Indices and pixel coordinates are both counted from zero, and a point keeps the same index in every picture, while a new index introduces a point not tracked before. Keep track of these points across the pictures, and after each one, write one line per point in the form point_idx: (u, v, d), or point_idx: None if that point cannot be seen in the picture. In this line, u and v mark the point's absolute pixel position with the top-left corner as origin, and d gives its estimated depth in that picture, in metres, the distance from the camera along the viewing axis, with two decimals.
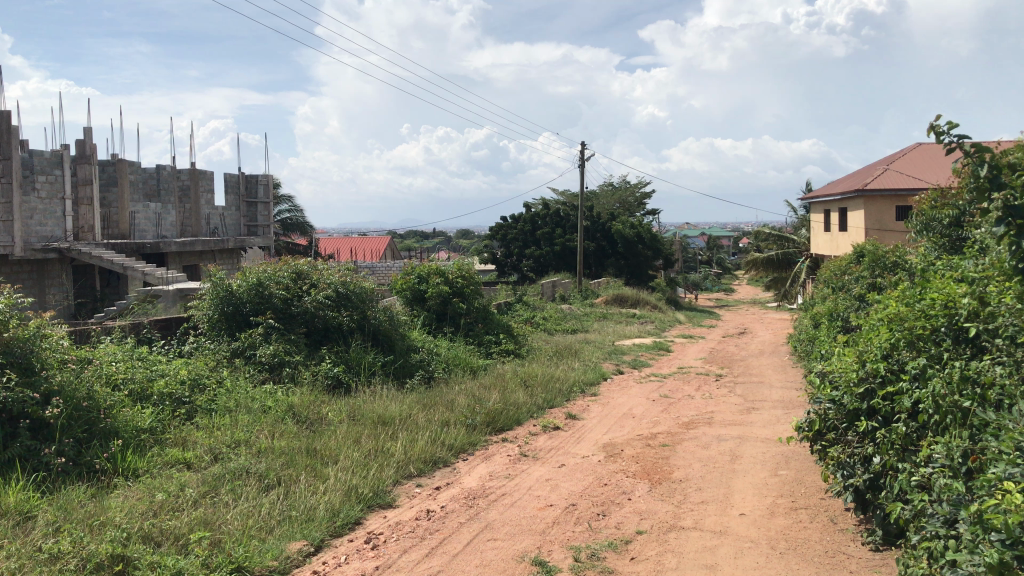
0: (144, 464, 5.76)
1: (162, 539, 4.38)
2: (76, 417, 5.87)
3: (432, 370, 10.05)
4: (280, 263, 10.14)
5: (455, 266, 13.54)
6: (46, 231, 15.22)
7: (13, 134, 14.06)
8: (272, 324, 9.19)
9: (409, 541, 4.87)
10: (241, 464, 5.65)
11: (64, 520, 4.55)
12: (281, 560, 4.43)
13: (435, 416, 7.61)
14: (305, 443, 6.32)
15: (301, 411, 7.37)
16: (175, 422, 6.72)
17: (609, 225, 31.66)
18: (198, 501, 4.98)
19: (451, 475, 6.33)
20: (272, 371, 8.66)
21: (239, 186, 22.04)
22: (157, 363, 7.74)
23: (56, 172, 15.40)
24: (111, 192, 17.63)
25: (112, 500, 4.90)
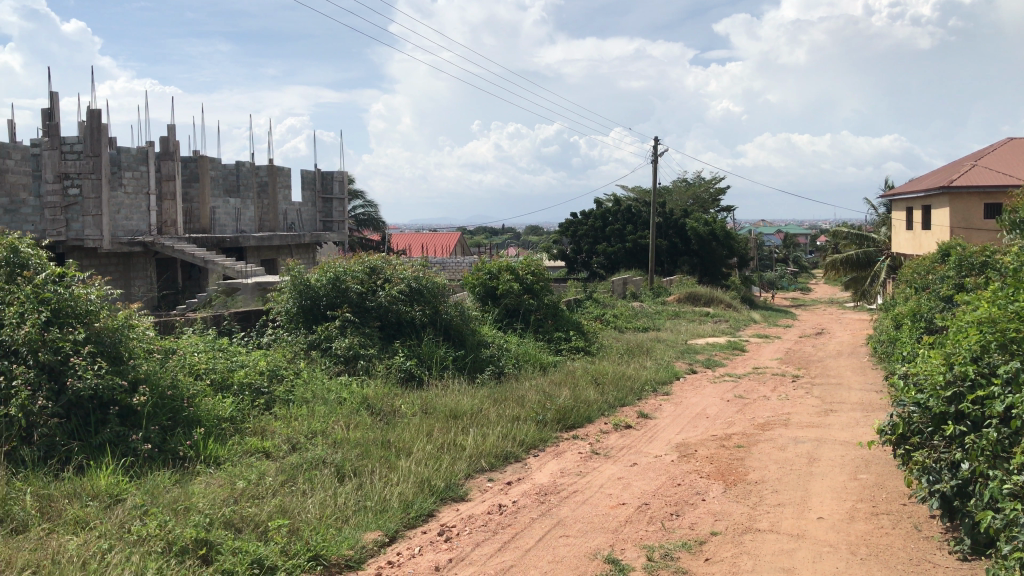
0: (225, 452, 5.94)
1: (243, 525, 4.51)
2: (161, 404, 6.09)
3: (503, 365, 10.08)
4: (356, 258, 10.32)
5: (526, 263, 13.54)
6: (132, 225, 15.76)
7: (103, 133, 14.78)
8: (348, 318, 9.36)
9: (481, 535, 4.91)
10: (318, 454, 5.78)
11: (151, 503, 4.71)
12: (356, 549, 4.51)
13: (506, 411, 7.65)
14: (379, 435, 6.42)
15: (375, 403, 7.49)
16: (254, 411, 6.91)
17: (682, 222, 31.28)
18: (277, 490, 5.11)
19: (522, 471, 6.35)
20: (347, 364, 8.81)
21: (315, 182, 22.48)
22: (237, 354, 7.98)
23: (142, 167, 15.95)
24: (193, 187, 18.17)
25: (195, 486, 5.06)
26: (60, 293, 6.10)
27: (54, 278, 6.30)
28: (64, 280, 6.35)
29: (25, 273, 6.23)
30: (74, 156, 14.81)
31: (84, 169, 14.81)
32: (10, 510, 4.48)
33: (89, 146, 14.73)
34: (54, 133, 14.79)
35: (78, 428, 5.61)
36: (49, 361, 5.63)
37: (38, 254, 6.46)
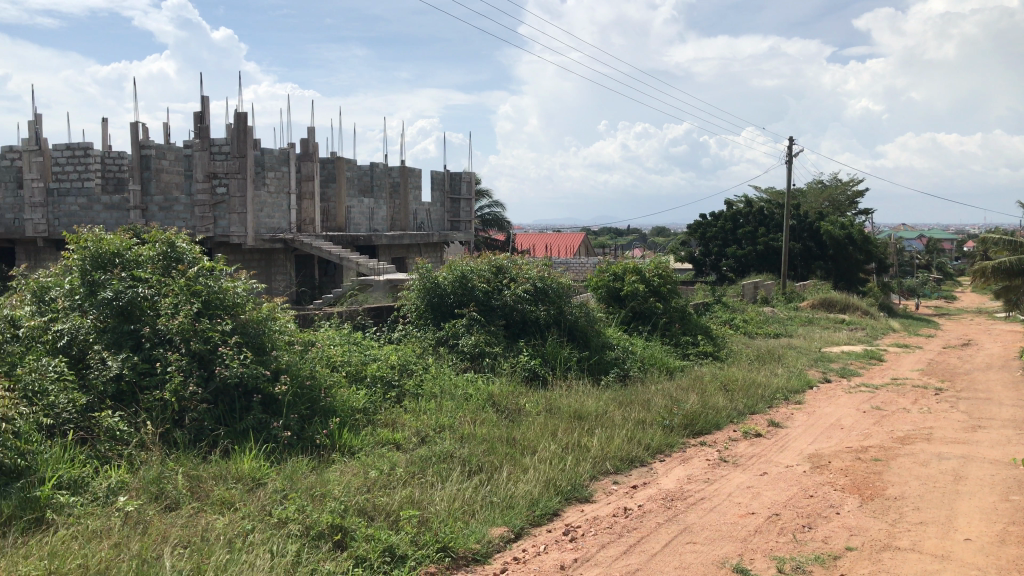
0: (358, 442, 6.15)
1: (376, 513, 4.67)
2: (300, 394, 6.37)
3: (629, 368, 10.00)
4: (484, 258, 10.49)
5: (653, 264, 13.38)
6: (273, 223, 16.54)
7: (248, 134, 15.58)
8: (475, 316, 9.53)
9: (607, 537, 4.90)
10: (447, 448, 5.91)
11: (290, 488, 4.94)
12: (483, 543, 4.59)
13: (632, 414, 7.60)
14: (505, 432, 6.51)
15: (500, 400, 7.59)
16: (385, 404, 7.13)
17: (817, 225, 30.18)
18: (408, 480, 5.27)
19: (648, 475, 6.29)
20: (473, 361, 8.98)
21: (444, 182, 22.97)
22: (370, 348, 8.28)
23: (283, 168, 16.70)
24: (330, 187, 18.88)
25: (331, 473, 5.28)
26: (210, 286, 6.53)
27: (205, 272, 6.74)
28: (214, 275, 6.79)
29: (180, 267, 6.70)
30: (222, 157, 15.72)
31: (231, 169, 15.70)
32: (164, 488, 4.81)
33: (236, 147, 15.60)
34: (205, 135, 15.73)
35: (225, 414, 5.96)
36: (200, 350, 6.03)
37: (192, 249, 6.93)
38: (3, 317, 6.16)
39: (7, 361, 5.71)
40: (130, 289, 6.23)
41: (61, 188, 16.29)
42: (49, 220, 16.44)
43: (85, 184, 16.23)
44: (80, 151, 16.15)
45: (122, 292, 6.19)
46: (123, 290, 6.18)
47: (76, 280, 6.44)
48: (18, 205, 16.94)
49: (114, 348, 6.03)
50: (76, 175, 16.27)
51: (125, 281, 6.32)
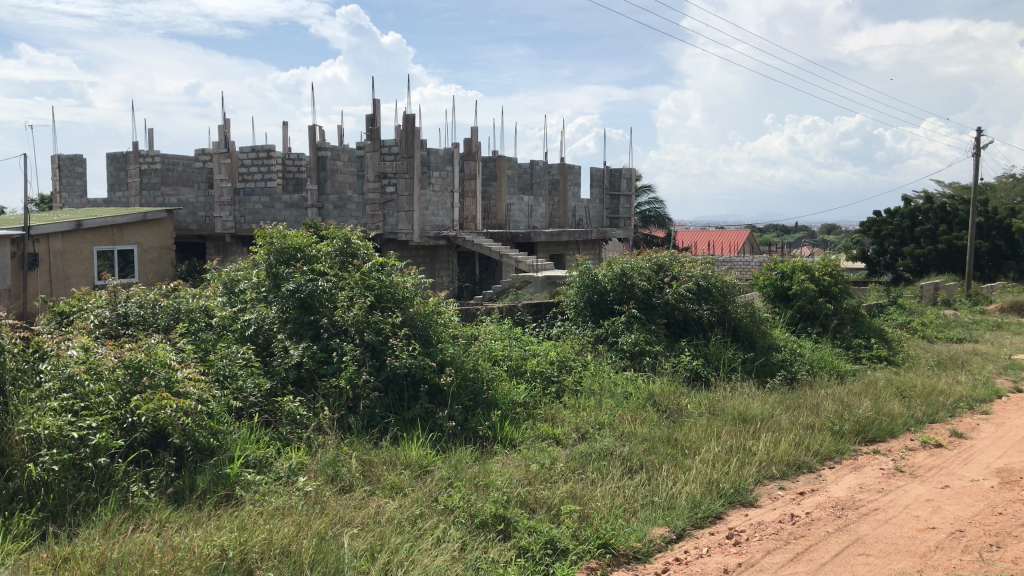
0: (520, 435, 6.25)
1: (537, 506, 4.75)
2: (464, 385, 6.55)
3: (796, 370, 9.62)
4: (645, 255, 10.39)
5: (824, 263, 12.79)
6: (438, 220, 16.99)
7: (415, 135, 16.13)
8: (634, 313, 9.49)
9: (773, 543, 4.76)
10: (607, 445, 5.92)
11: (456, 477, 5.11)
12: (644, 542, 4.55)
13: (799, 419, 7.33)
14: (665, 432, 6.44)
15: (661, 400, 7.51)
16: (545, 399, 7.22)
17: (1008, 222, 27.91)
18: (568, 475, 5.32)
19: (816, 482, 6.05)
20: (633, 360, 8.93)
21: (604, 179, 22.95)
22: (530, 343, 8.41)
23: (448, 167, 17.07)
24: (491, 185, 19.27)
25: (494, 464, 5.41)
26: (382, 280, 6.88)
27: (378, 266, 7.08)
28: (386, 269, 7.10)
29: (354, 262, 7.06)
30: (391, 157, 16.32)
31: (399, 169, 16.27)
32: (339, 470, 5.09)
33: (404, 147, 16.14)
34: (375, 137, 16.42)
35: (394, 402, 6.23)
36: (373, 341, 6.36)
37: (366, 245, 7.28)
38: (199, 307, 6.80)
39: (201, 347, 6.23)
40: (310, 282, 6.67)
41: (246, 188, 17.55)
42: (236, 217, 17.70)
43: (267, 184, 17.39)
44: (263, 152, 17.37)
45: (303, 285, 6.63)
46: (305, 282, 6.63)
47: (263, 274, 6.96)
48: (208, 203, 18.35)
49: (295, 337, 6.46)
50: (259, 176, 17.48)
51: (306, 275, 6.78)
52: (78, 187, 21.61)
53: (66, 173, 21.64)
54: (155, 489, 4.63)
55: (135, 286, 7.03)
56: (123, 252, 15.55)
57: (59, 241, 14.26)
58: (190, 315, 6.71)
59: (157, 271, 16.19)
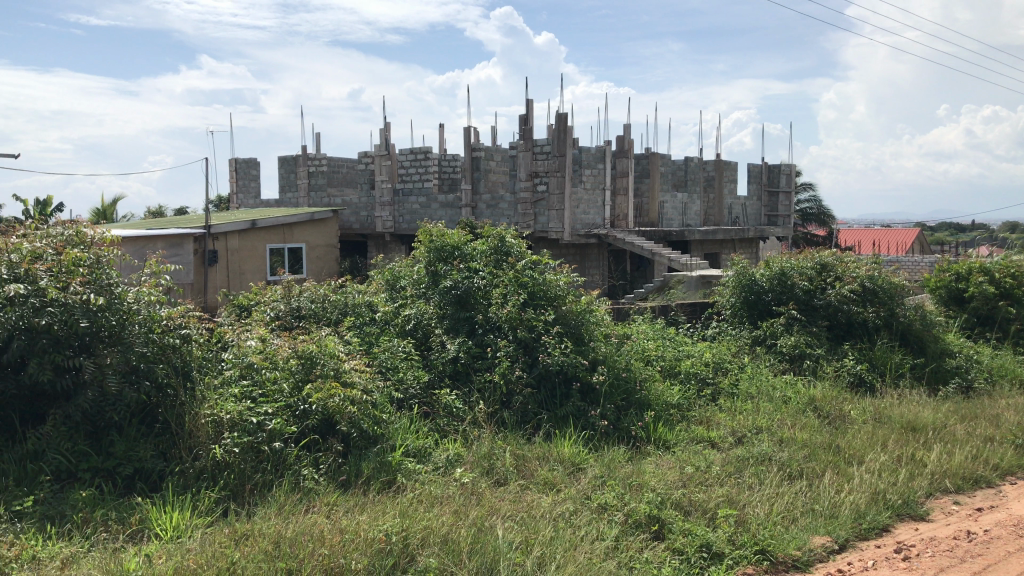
0: (673, 437, 6.16)
1: (692, 509, 4.69)
2: (617, 385, 6.53)
3: (972, 379, 8.99)
4: (806, 254, 9.98)
5: (1005, 263, 11.86)
6: (589, 219, 16.92)
7: (568, 134, 16.16)
8: (794, 315, 9.18)
9: (946, 560, 4.48)
10: (765, 450, 5.75)
11: (609, 476, 5.12)
12: (805, 551, 4.40)
13: (977, 430, 6.85)
14: (827, 439, 6.20)
15: (822, 405, 7.22)
16: (699, 401, 7.11)
17: None
18: (724, 479, 5.22)
19: (995, 498, 5.64)
20: (792, 363, 8.65)
21: (761, 175, 22.28)
22: (684, 343, 8.29)
23: (599, 165, 16.97)
24: (644, 182, 19.09)
25: (647, 465, 5.38)
26: (535, 278, 6.98)
27: (532, 264, 7.18)
28: (539, 267, 7.19)
29: (509, 260, 7.19)
30: (544, 156, 16.40)
31: (551, 168, 16.33)
32: (493, 463, 5.21)
33: (556, 146, 16.17)
34: (528, 136, 16.59)
35: (547, 399, 6.30)
36: (526, 338, 6.46)
37: (520, 244, 7.38)
38: (364, 303, 7.15)
39: (366, 340, 6.58)
40: (467, 279, 6.87)
41: (405, 189, 18.21)
42: (395, 217, 18.41)
43: (424, 184, 17.98)
44: (422, 154, 17.98)
45: (460, 283, 6.84)
46: (461, 280, 6.84)
47: (423, 270, 7.24)
48: (370, 203, 19.21)
49: (452, 332, 6.67)
50: (417, 177, 18.09)
51: (463, 272, 6.97)
52: (253, 189, 23.10)
53: (243, 175, 23.16)
54: (324, 473, 4.89)
55: (306, 283, 7.48)
56: (293, 249, 16.42)
57: (236, 239, 15.29)
58: (355, 310, 7.08)
59: (322, 268, 16.99)
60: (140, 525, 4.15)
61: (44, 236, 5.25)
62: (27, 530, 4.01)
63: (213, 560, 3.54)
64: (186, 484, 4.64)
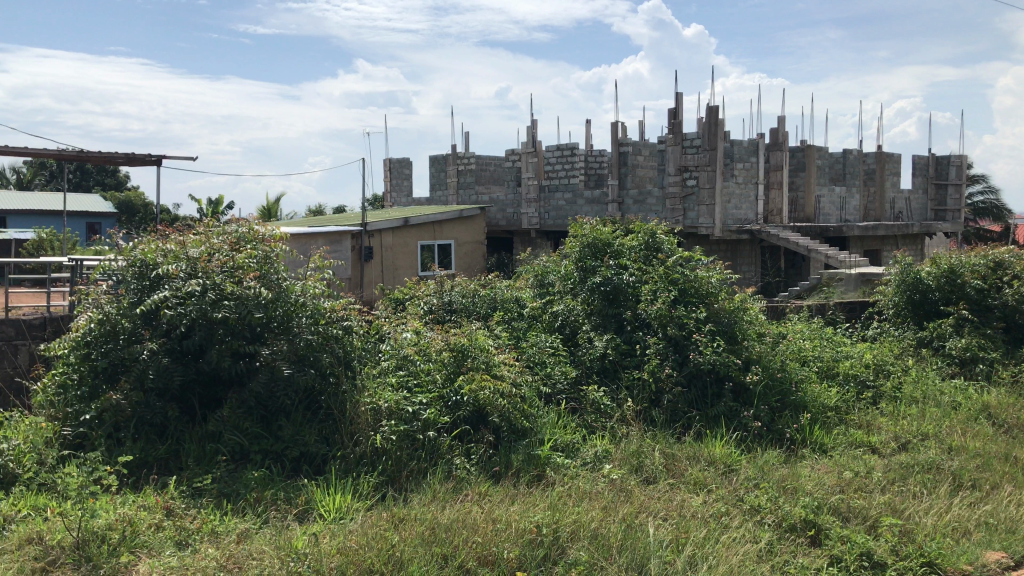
0: (831, 440, 5.94)
1: (851, 515, 4.51)
2: (771, 386, 6.33)
3: None
4: (980, 251, 9.31)
5: None
6: (741, 214, 16.33)
7: (719, 127, 15.74)
8: (965, 316, 8.61)
9: None
10: (932, 458, 5.44)
11: (762, 478, 4.98)
12: (976, 566, 4.12)
13: None
14: (1003, 448, 5.79)
15: (998, 413, 6.74)
16: (859, 404, 6.79)
17: None
18: (886, 486, 4.98)
19: None
20: (963, 367, 8.11)
21: (928, 167, 21.01)
22: (842, 344, 7.95)
23: (752, 159, 16.45)
24: (799, 176, 18.37)
25: (803, 469, 5.20)
26: (687, 274, 6.87)
27: (683, 261, 7.07)
28: (690, 263, 7.08)
29: (659, 256, 7.12)
30: (693, 150, 16.08)
31: (701, 162, 15.94)
32: (643, 461, 5.19)
33: (707, 140, 15.78)
34: (678, 130, 16.33)
35: (698, 399, 6.21)
36: (676, 335, 6.38)
37: (671, 240, 7.30)
38: (513, 298, 7.31)
39: (515, 335, 6.74)
40: (617, 276, 6.85)
41: (552, 186, 18.34)
42: (541, 214, 18.56)
43: (571, 181, 18.06)
44: (569, 150, 18.06)
45: (609, 279, 6.83)
46: (611, 276, 6.82)
47: (572, 266, 7.29)
48: (516, 201, 19.42)
49: (600, 329, 6.71)
50: (564, 174, 18.20)
51: (613, 268, 6.95)
52: (405, 187, 23.87)
53: (396, 175, 24.00)
54: (476, 464, 5.01)
55: (458, 278, 7.68)
56: (443, 246, 16.84)
57: (390, 236, 15.86)
58: (504, 305, 7.25)
59: (470, 265, 17.33)
60: (306, 505, 4.40)
61: (220, 232, 5.65)
62: (207, 505, 4.35)
63: (373, 541, 3.71)
64: (347, 468, 4.86)
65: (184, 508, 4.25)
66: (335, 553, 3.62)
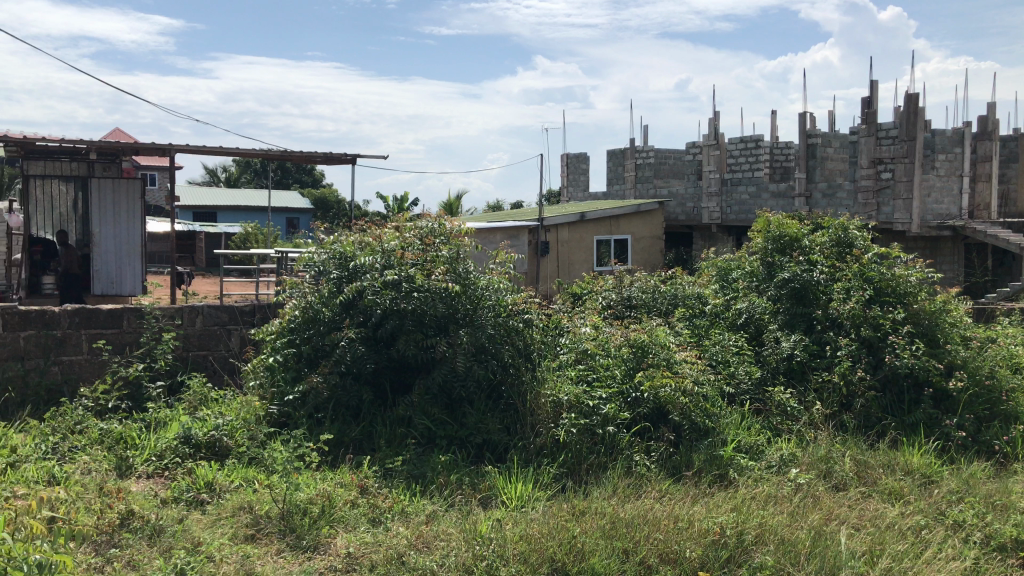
0: None
1: None
2: (979, 394, 5.87)
3: None
4: None
5: None
6: (943, 209, 15.08)
7: (919, 116, 14.77)
8: None
9: None
10: None
11: (966, 492, 4.64)
12: None
13: None
14: None
15: None
16: None
17: None
18: None
19: None
20: None
21: None
22: None
23: (956, 149, 15.05)
24: (1012, 167, 16.87)
25: (1015, 484, 4.79)
26: (883, 272, 6.44)
27: (879, 259, 6.65)
28: (888, 260, 6.65)
29: (852, 253, 6.73)
30: (890, 141, 15.17)
31: (898, 153, 15.03)
32: (832, 467, 4.96)
33: (905, 129, 14.85)
34: (872, 120, 15.45)
35: (893, 404, 5.87)
36: (870, 337, 6.04)
37: (865, 236, 6.86)
38: (694, 294, 7.22)
39: (697, 332, 6.64)
40: (806, 272, 6.59)
41: (734, 179, 17.85)
42: (722, 208, 18.11)
43: (755, 173, 17.51)
44: (753, 143, 17.51)
45: (797, 275, 6.59)
46: (801, 272, 6.58)
47: (759, 262, 7.08)
48: (696, 195, 19.01)
49: (788, 329, 6.48)
50: (747, 167, 17.67)
51: (802, 265, 6.67)
52: (582, 182, 23.92)
53: (574, 170, 24.09)
54: (656, 461, 4.97)
55: (637, 273, 7.65)
56: (619, 240, 16.74)
57: (566, 230, 15.99)
58: (686, 300, 7.19)
59: (648, 259, 17.13)
60: (489, 492, 4.53)
61: (412, 227, 5.88)
62: (398, 486, 4.57)
63: (555, 531, 3.76)
64: (528, 458, 4.98)
65: (377, 487, 4.49)
66: (518, 540, 3.71)
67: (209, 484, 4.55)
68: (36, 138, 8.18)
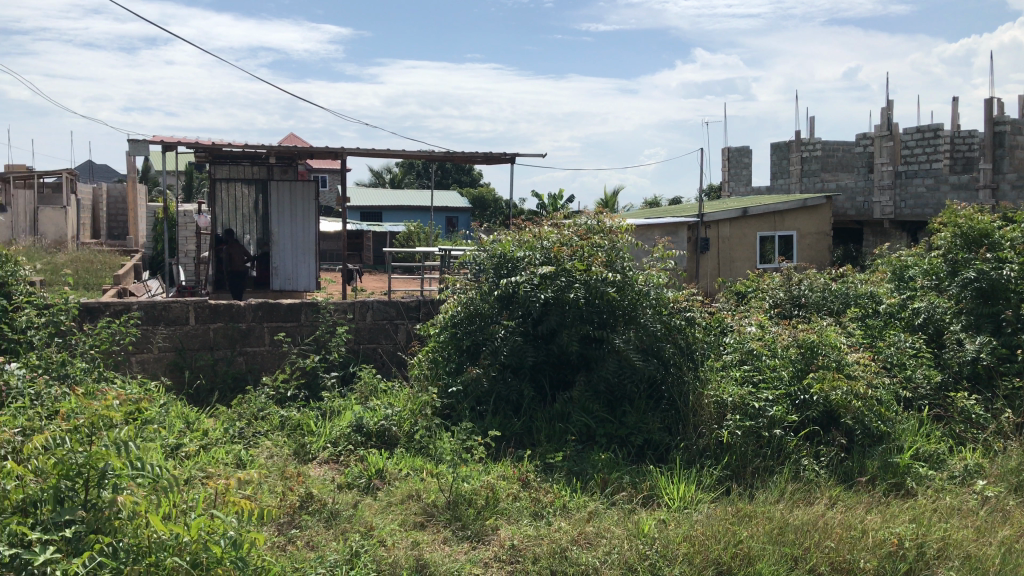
0: None
1: None
2: None
3: None
4: None
5: None
6: None
7: None
8: None
9: None
10: None
11: None
12: None
13: None
14: None
15: None
16: None
17: None
18: None
19: None
20: None
21: None
22: None
23: None
24: None
25: None
26: None
27: None
28: None
29: None
30: None
31: None
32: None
33: None
34: None
35: None
36: None
37: None
38: (868, 293, 6.89)
39: (870, 333, 6.32)
40: (994, 270, 6.06)
41: (909, 171, 16.85)
42: (896, 202, 17.12)
43: (933, 165, 16.43)
44: (930, 132, 16.39)
45: (984, 275, 6.08)
46: (987, 271, 6.07)
47: (942, 259, 6.59)
48: (867, 188, 17.86)
49: (972, 331, 6.08)
50: (924, 158, 16.61)
51: (991, 262, 6.14)
52: (744, 177, 23.23)
53: (735, 164, 23.41)
54: (826, 466, 4.79)
55: (806, 271, 7.36)
56: (784, 237, 16.13)
57: (727, 226, 15.60)
58: (858, 300, 6.87)
59: (815, 257, 16.44)
60: (651, 492, 4.50)
61: (571, 224, 5.92)
62: (559, 481, 4.61)
63: (720, 534, 3.68)
64: (690, 459, 4.91)
65: (538, 481, 4.56)
66: (682, 541, 3.66)
67: (380, 472, 4.77)
68: (223, 144, 8.82)
